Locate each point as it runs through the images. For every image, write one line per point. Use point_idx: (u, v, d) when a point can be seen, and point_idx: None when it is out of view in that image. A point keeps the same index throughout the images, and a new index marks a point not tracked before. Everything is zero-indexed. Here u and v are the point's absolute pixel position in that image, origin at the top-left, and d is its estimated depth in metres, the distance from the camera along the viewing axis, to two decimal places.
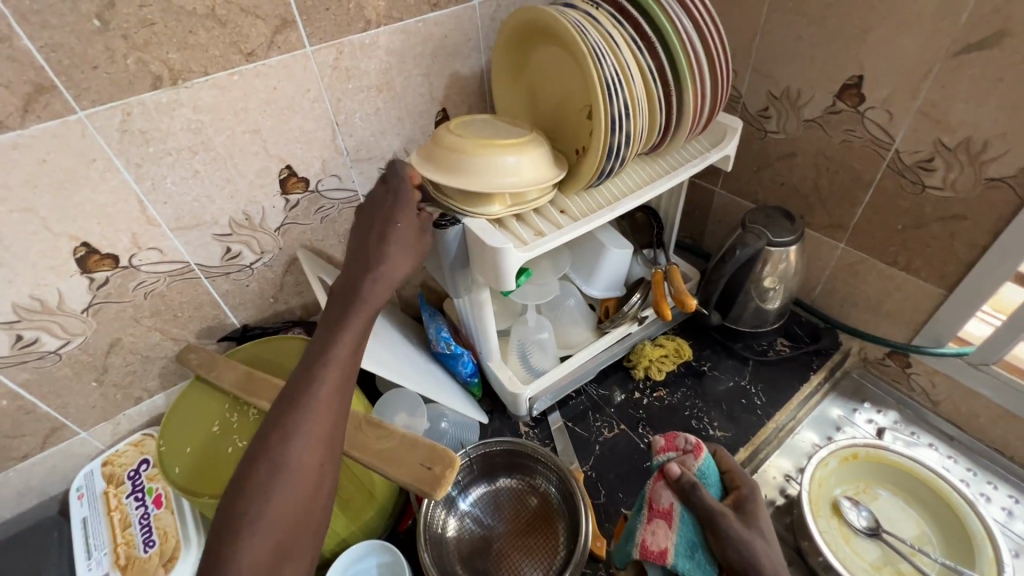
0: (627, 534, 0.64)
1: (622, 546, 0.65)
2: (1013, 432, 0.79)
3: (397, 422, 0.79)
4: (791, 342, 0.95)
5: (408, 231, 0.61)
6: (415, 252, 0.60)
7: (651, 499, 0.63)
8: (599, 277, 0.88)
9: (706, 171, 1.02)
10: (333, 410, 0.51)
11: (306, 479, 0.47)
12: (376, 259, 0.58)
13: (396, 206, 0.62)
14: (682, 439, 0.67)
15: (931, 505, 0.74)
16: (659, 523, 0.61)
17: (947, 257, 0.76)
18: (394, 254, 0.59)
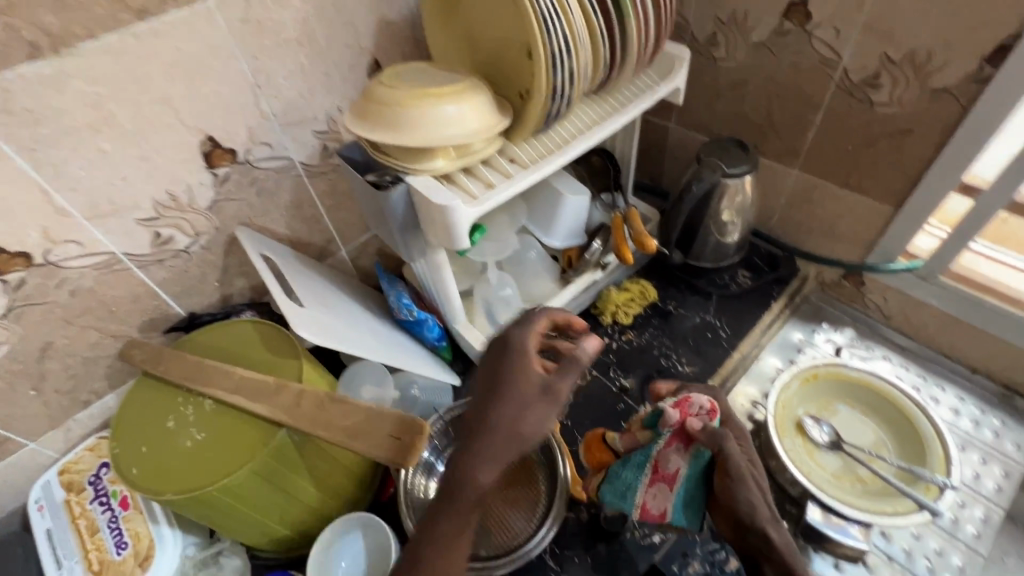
0: (618, 485, 0.65)
1: (607, 490, 0.66)
2: (958, 336, 0.84)
3: (364, 395, 0.78)
4: (752, 273, 0.96)
5: (523, 404, 0.52)
6: (533, 427, 0.52)
7: (655, 464, 0.62)
8: (558, 226, 0.86)
9: (659, 107, 0.99)
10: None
11: None
12: (484, 437, 0.52)
13: (510, 369, 0.54)
14: (696, 406, 0.60)
15: (886, 414, 0.78)
16: (660, 486, 0.62)
17: (895, 174, 0.77)
18: (509, 430, 0.52)
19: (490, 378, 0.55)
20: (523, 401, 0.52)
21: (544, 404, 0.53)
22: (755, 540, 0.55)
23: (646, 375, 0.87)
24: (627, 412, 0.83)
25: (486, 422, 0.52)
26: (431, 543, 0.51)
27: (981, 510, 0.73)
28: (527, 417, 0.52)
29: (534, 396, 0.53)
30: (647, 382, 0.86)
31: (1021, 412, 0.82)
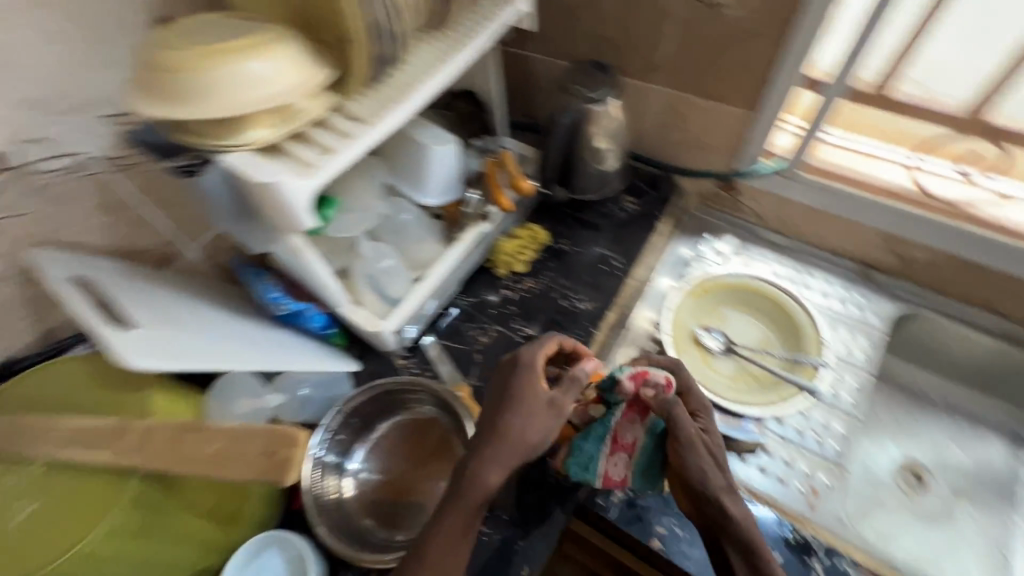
0: (579, 459, 0.66)
1: (569, 465, 0.66)
2: (821, 225, 0.89)
3: (241, 409, 0.72)
4: (636, 197, 0.96)
5: (528, 414, 0.58)
6: (535, 435, 0.57)
7: (615, 435, 0.64)
8: (430, 183, 0.80)
9: (518, 36, 0.93)
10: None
11: None
12: (489, 443, 0.56)
13: (518, 384, 0.60)
14: (649, 374, 0.61)
15: (767, 311, 0.83)
16: (620, 454, 0.64)
17: (749, 76, 0.78)
18: (514, 438, 0.56)
19: (500, 392, 0.61)
20: (532, 412, 0.58)
21: (548, 415, 0.58)
22: (709, 509, 0.56)
23: (548, 320, 0.86)
24: None
25: (495, 432, 0.57)
26: (435, 542, 0.55)
27: (853, 379, 0.81)
28: (532, 426, 0.57)
29: (539, 411, 0.58)
30: (550, 326, 0.85)
31: (879, 284, 0.89)
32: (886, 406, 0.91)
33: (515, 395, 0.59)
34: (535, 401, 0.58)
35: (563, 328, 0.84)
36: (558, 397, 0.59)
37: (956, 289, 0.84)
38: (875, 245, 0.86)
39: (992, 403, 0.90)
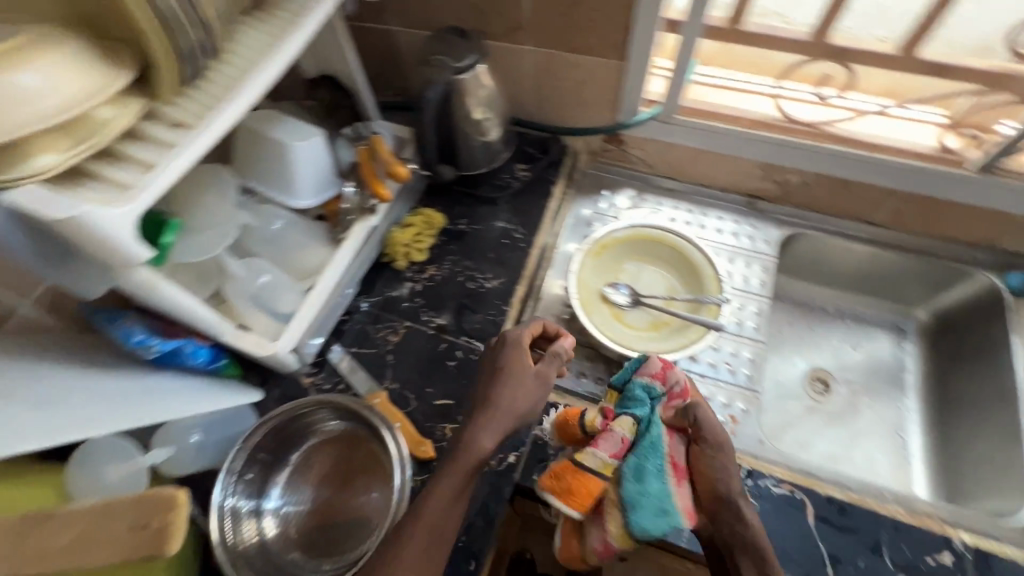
0: (648, 503, 0.57)
1: (640, 516, 0.57)
2: (707, 164, 0.91)
3: (114, 477, 0.61)
4: (528, 163, 0.94)
5: (516, 384, 0.63)
6: (525, 402, 0.63)
7: (671, 458, 0.59)
8: (301, 183, 0.73)
9: (372, 9, 0.86)
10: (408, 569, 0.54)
11: None
12: (484, 412, 0.62)
13: (508, 359, 0.65)
14: (673, 372, 0.65)
15: (668, 257, 0.85)
16: (680, 483, 0.59)
17: (612, 25, 0.76)
18: (505, 407, 0.62)
19: (491, 368, 0.66)
20: (521, 383, 0.63)
21: (535, 385, 0.64)
22: (737, 528, 0.57)
23: (457, 305, 0.82)
24: (449, 351, 0.78)
25: (488, 402, 0.63)
26: (429, 503, 0.57)
27: (754, 307, 0.85)
28: (520, 395, 0.63)
29: (523, 381, 0.64)
30: (460, 312, 0.82)
31: (764, 212, 0.94)
32: (788, 324, 0.97)
33: (506, 369, 0.64)
34: (525, 374, 0.64)
35: (474, 310, 0.82)
36: (545, 369, 0.65)
37: (830, 205, 0.90)
38: (755, 176, 0.90)
39: (876, 303, 0.98)
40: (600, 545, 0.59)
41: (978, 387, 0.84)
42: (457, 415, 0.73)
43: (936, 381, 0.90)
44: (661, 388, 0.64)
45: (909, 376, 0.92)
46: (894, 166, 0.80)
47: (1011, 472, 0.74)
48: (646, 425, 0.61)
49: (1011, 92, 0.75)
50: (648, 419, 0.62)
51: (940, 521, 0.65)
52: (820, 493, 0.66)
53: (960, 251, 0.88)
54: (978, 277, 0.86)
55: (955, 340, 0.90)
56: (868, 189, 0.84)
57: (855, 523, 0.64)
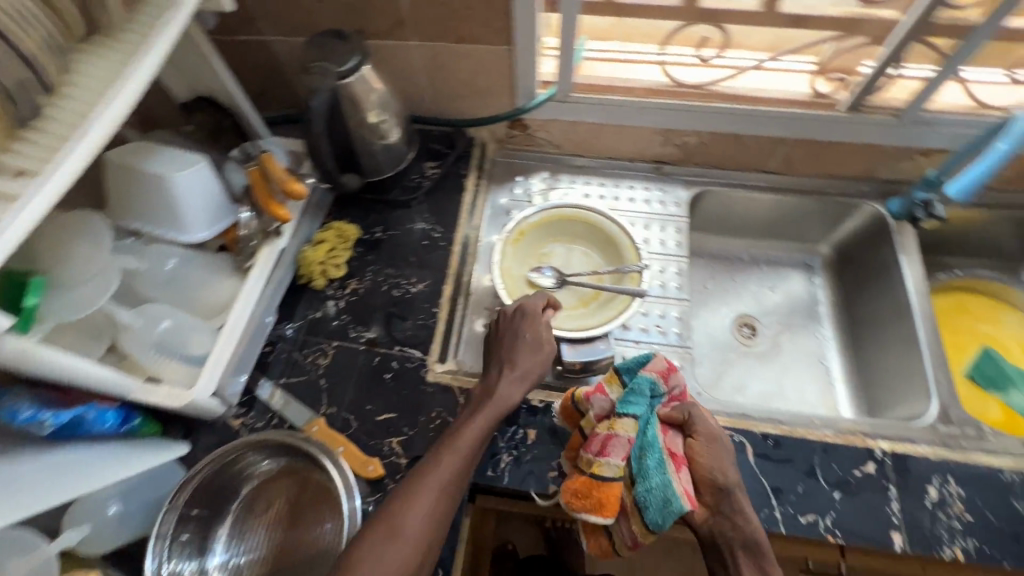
0: (655, 498, 0.57)
1: (651, 512, 0.57)
2: (611, 137, 0.93)
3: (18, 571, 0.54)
4: (437, 160, 0.93)
5: (534, 344, 0.68)
6: (540, 360, 0.67)
7: (669, 451, 0.60)
8: (191, 216, 0.68)
9: (241, 20, 0.80)
10: (433, 498, 0.56)
11: (410, 548, 0.53)
12: (507, 367, 0.66)
13: (526, 324, 0.69)
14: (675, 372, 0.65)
15: (586, 234, 0.87)
16: (680, 473, 0.59)
17: (492, 11, 0.75)
18: (525, 362, 0.67)
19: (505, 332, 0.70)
20: (540, 340, 0.68)
21: (549, 345, 0.69)
22: (737, 523, 0.58)
23: (385, 315, 0.80)
24: (384, 363, 0.76)
25: (507, 354, 0.67)
26: (462, 435, 0.61)
27: (674, 268, 0.88)
28: (538, 355, 0.67)
29: (542, 339, 0.68)
30: (389, 322, 0.80)
31: (671, 175, 0.97)
32: (710, 278, 1.02)
33: (525, 331, 0.69)
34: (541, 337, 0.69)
35: (403, 318, 0.80)
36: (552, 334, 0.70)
37: (728, 160, 0.95)
38: (656, 142, 0.93)
39: (785, 245, 1.04)
40: (628, 539, 0.61)
41: (877, 306, 0.91)
42: (402, 426, 0.72)
43: (844, 307, 0.98)
44: (666, 389, 0.63)
45: (822, 307, 1.00)
46: (777, 116, 0.85)
47: (915, 378, 0.82)
48: (645, 424, 0.61)
49: (865, 36, 0.79)
50: (647, 419, 0.61)
51: (862, 435, 0.70)
52: (755, 432, 0.70)
53: (847, 186, 0.95)
54: (865, 208, 0.94)
55: (855, 267, 0.97)
56: (758, 141, 0.89)
57: (788, 453, 0.68)
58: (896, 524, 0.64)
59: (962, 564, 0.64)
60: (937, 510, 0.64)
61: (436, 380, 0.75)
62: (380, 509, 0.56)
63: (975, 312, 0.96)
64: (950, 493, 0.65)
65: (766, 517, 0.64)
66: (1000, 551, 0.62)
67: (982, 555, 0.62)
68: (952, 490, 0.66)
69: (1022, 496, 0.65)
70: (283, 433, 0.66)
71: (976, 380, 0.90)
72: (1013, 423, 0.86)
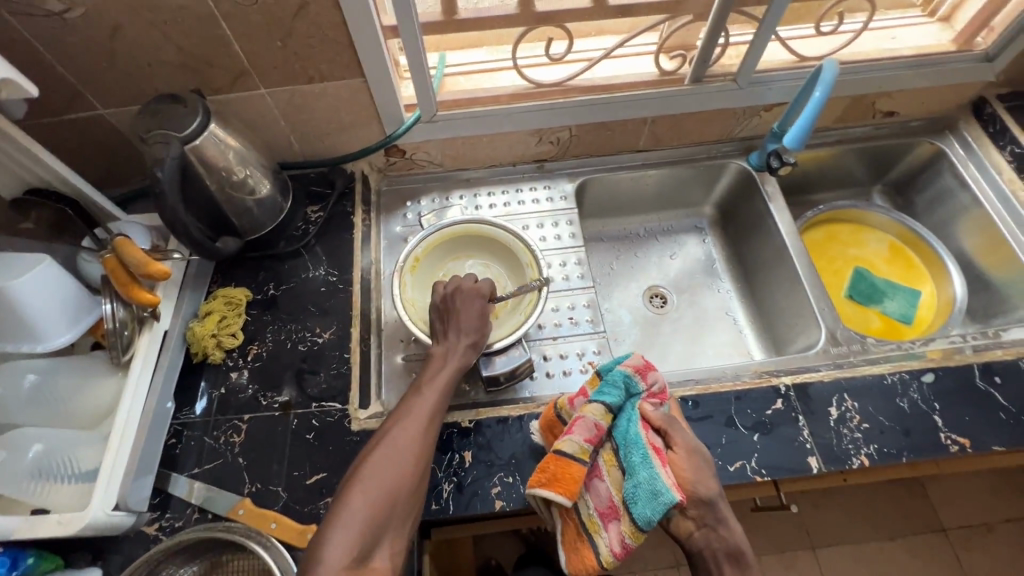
0: (642, 493, 0.58)
1: (639, 508, 0.58)
2: (488, 146, 0.95)
3: None
4: (318, 203, 0.90)
5: (476, 303, 0.71)
6: (482, 317, 0.70)
7: (653, 446, 0.61)
8: (44, 320, 0.62)
9: (64, 97, 0.74)
10: (423, 423, 0.61)
11: (401, 461, 0.57)
12: (455, 320, 0.70)
13: (462, 295, 0.71)
14: (652, 371, 0.67)
15: (480, 246, 0.88)
16: (667, 467, 0.59)
17: (335, 48, 0.74)
18: (472, 314, 0.70)
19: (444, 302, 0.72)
20: (485, 313, 0.71)
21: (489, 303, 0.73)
22: (722, 533, 0.57)
23: (296, 373, 0.77)
24: (305, 423, 0.73)
25: (460, 322, 0.70)
26: (432, 378, 0.66)
27: (574, 259, 0.91)
28: (481, 309, 0.71)
29: (486, 314, 0.71)
30: (301, 379, 0.76)
31: (553, 171, 1.01)
32: (614, 260, 1.07)
33: (464, 296, 0.71)
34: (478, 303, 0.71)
35: (315, 372, 0.77)
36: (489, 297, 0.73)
37: (603, 148, 0.99)
38: (532, 144, 0.95)
39: (673, 214, 1.11)
40: (614, 547, 0.61)
41: (761, 253, 0.99)
42: (336, 484, 0.69)
43: (736, 259, 1.06)
44: (642, 384, 0.65)
45: (718, 263, 1.07)
46: (634, 100, 0.90)
47: (803, 310, 0.90)
48: (629, 421, 0.63)
49: (691, 13, 0.84)
50: (630, 415, 0.63)
51: (767, 376, 0.76)
52: (675, 397, 0.74)
53: (711, 150, 1.02)
54: (731, 166, 1.02)
55: (736, 221, 1.05)
56: (623, 125, 0.94)
57: (707, 410, 0.72)
58: (810, 449, 0.69)
59: (871, 468, 0.71)
60: (840, 426, 0.71)
61: (362, 427, 0.73)
62: (376, 434, 0.60)
63: (842, 239, 1.06)
64: (848, 408, 0.72)
65: None
66: (897, 448, 0.69)
67: (883, 456, 0.69)
68: (849, 405, 0.72)
69: (905, 395, 0.73)
70: (201, 527, 0.62)
71: (855, 298, 1.00)
72: (891, 328, 0.97)
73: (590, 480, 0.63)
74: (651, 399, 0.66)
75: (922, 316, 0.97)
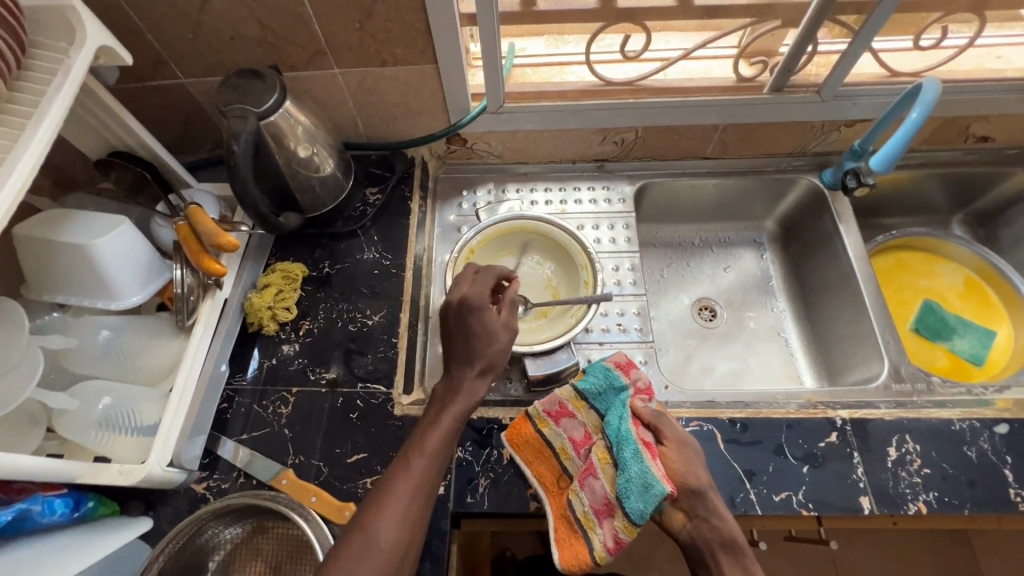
0: (634, 487, 0.60)
1: (632, 501, 0.59)
2: (549, 142, 0.93)
3: None
4: (377, 185, 0.91)
5: (491, 328, 0.65)
6: (497, 345, 0.65)
7: (643, 440, 0.62)
8: (118, 279, 0.65)
9: (150, 65, 0.77)
10: (413, 501, 0.54)
11: (386, 554, 0.51)
12: (465, 357, 0.64)
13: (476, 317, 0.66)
14: (638, 370, 0.70)
15: (534, 244, 0.87)
16: (657, 460, 0.61)
17: (410, 33, 0.73)
18: (483, 345, 0.64)
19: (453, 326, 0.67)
20: (491, 330, 0.65)
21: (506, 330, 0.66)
22: (714, 523, 0.58)
23: (344, 352, 0.78)
24: (349, 403, 0.74)
25: (473, 342, 0.64)
26: (429, 437, 0.59)
27: (627, 264, 0.89)
28: (494, 335, 0.65)
29: (505, 336, 0.66)
30: (349, 358, 0.78)
31: (613, 172, 0.99)
32: (665, 267, 1.04)
33: (477, 321, 0.65)
34: (495, 326, 0.66)
35: (363, 352, 0.78)
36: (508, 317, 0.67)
37: (667, 151, 0.96)
38: (595, 142, 0.94)
39: (732, 226, 1.07)
40: (608, 542, 0.62)
41: (824, 275, 0.95)
42: (374, 465, 0.70)
43: (794, 279, 1.01)
44: (626, 379, 0.68)
45: (774, 282, 1.03)
46: (708, 103, 0.87)
47: (865, 338, 0.85)
48: (620, 418, 0.65)
49: (779, 20, 0.80)
50: (620, 413, 0.65)
51: (822, 407, 0.72)
52: (722, 418, 0.71)
53: (782, 162, 0.98)
54: (801, 182, 0.97)
55: (800, 240, 1.01)
56: (691, 129, 0.91)
57: (756, 435, 0.70)
58: (862, 489, 0.66)
59: (928, 516, 0.67)
60: (898, 468, 0.67)
61: (404, 413, 0.74)
62: (362, 508, 0.54)
63: (913, 268, 1.00)
64: (908, 450, 0.68)
65: (742, 501, 0.66)
66: (959, 499, 0.66)
67: (943, 505, 0.65)
68: (910, 447, 0.69)
69: (973, 443, 0.69)
70: (248, 495, 0.64)
71: (921, 332, 0.94)
72: (959, 368, 0.91)
73: (585, 478, 0.64)
74: (641, 396, 0.68)
75: (994, 358, 0.91)
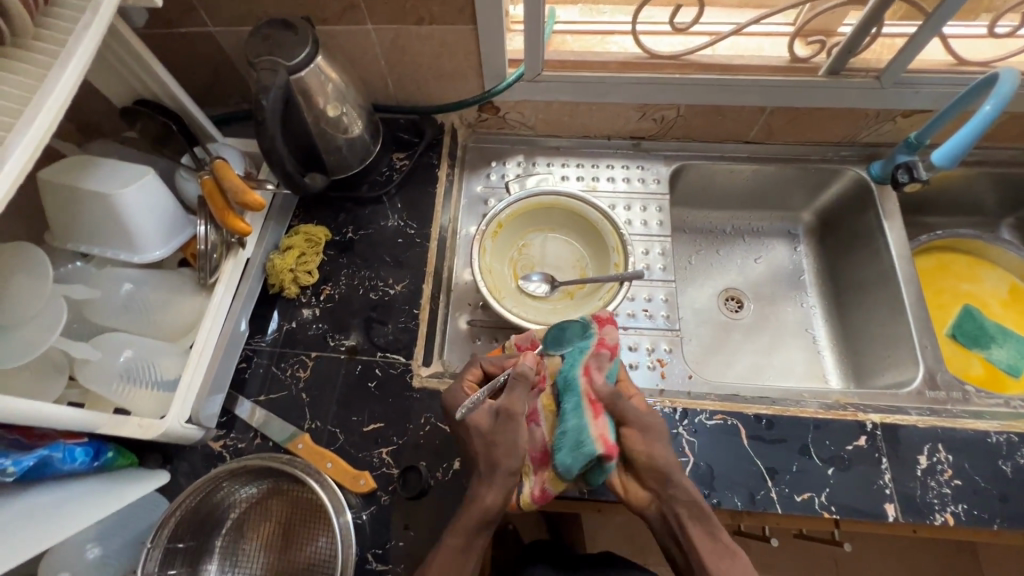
0: (568, 441, 0.58)
1: (562, 455, 0.57)
2: (586, 115, 0.89)
3: None
4: (404, 151, 0.89)
5: (493, 432, 0.57)
6: (502, 450, 0.56)
7: (591, 398, 0.59)
8: (141, 232, 0.63)
9: (179, 11, 0.74)
10: None
11: None
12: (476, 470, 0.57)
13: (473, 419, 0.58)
14: (610, 327, 0.64)
15: (563, 221, 0.85)
16: (601, 419, 0.58)
17: None
18: (488, 454, 0.56)
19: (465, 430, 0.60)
20: (477, 425, 0.57)
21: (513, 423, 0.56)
22: (678, 497, 0.56)
23: (365, 320, 0.77)
24: (368, 371, 0.73)
25: (484, 452, 0.57)
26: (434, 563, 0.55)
27: (658, 249, 0.87)
28: (498, 440, 0.56)
29: (513, 434, 0.56)
30: (369, 327, 0.76)
31: (650, 151, 0.95)
32: (694, 254, 1.00)
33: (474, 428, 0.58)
34: (495, 426, 0.57)
35: (383, 322, 0.76)
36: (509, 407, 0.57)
37: (708, 132, 0.92)
38: (633, 118, 0.89)
39: (768, 215, 1.03)
40: (534, 489, 0.59)
41: (860, 273, 0.91)
42: (390, 436, 0.70)
43: (828, 275, 0.97)
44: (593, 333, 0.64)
45: (807, 276, 0.99)
46: (758, 84, 0.82)
47: (900, 341, 0.82)
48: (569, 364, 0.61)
49: None
50: (572, 363, 0.61)
51: (851, 409, 0.70)
52: (748, 414, 0.69)
53: (829, 151, 0.93)
54: (846, 173, 0.93)
55: (837, 234, 0.96)
56: (737, 111, 0.86)
57: (782, 433, 0.68)
58: (888, 495, 0.64)
59: (953, 528, 0.65)
60: (928, 478, 0.65)
61: (422, 385, 0.73)
62: None
63: (955, 271, 0.96)
64: (940, 460, 0.66)
65: (763, 498, 0.65)
66: (989, 513, 0.64)
67: (971, 518, 0.63)
68: (941, 457, 0.66)
69: (1009, 458, 0.66)
70: (264, 457, 0.64)
71: (958, 338, 0.91)
72: (994, 378, 0.87)
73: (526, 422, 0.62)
74: (602, 350, 0.62)
75: None
